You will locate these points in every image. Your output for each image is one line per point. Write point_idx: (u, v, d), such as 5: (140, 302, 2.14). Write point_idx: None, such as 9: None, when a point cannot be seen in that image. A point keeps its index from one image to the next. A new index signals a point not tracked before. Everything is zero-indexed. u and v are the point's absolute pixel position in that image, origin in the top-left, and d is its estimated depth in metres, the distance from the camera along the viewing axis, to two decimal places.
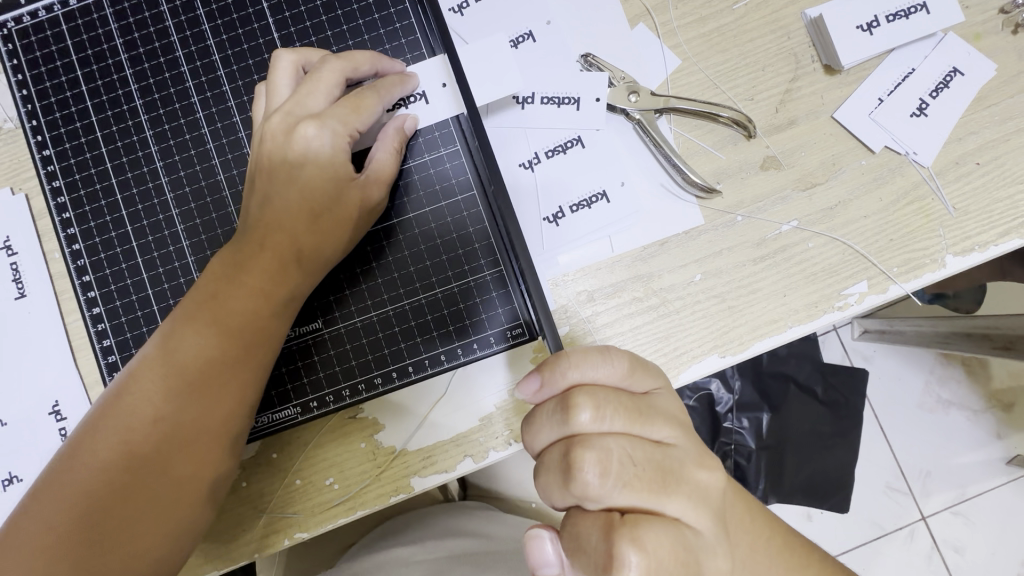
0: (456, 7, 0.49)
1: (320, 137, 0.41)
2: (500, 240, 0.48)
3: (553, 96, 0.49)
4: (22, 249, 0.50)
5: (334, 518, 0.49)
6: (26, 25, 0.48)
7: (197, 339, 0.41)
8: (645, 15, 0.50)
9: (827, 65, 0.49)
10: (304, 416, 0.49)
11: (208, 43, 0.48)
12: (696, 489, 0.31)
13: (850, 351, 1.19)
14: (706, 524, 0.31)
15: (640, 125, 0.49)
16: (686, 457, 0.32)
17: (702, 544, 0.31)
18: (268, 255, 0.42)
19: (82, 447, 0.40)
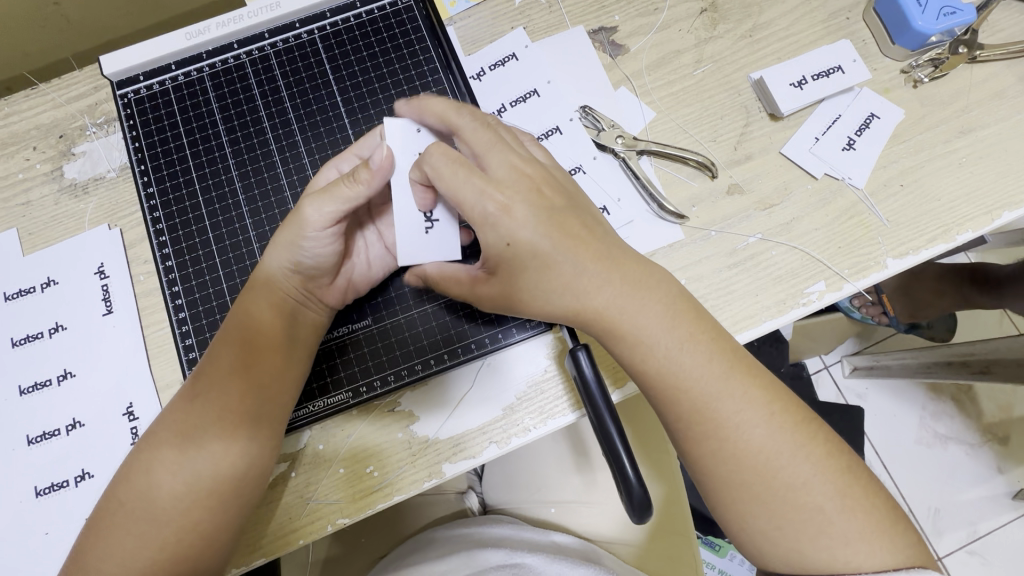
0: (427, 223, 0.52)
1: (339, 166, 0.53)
2: None
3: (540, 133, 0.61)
4: (112, 272, 0.59)
5: (374, 503, 0.54)
6: (142, 95, 0.58)
7: (218, 427, 0.47)
8: (625, 81, 0.63)
9: (771, 113, 0.62)
10: (354, 400, 0.55)
11: (281, 97, 0.57)
12: (511, 180, 0.46)
13: (842, 390, 1.29)
14: (510, 202, 0.46)
15: (625, 161, 0.60)
16: (532, 172, 0.48)
17: (506, 228, 0.46)
18: (275, 331, 0.49)
19: (134, 544, 0.45)
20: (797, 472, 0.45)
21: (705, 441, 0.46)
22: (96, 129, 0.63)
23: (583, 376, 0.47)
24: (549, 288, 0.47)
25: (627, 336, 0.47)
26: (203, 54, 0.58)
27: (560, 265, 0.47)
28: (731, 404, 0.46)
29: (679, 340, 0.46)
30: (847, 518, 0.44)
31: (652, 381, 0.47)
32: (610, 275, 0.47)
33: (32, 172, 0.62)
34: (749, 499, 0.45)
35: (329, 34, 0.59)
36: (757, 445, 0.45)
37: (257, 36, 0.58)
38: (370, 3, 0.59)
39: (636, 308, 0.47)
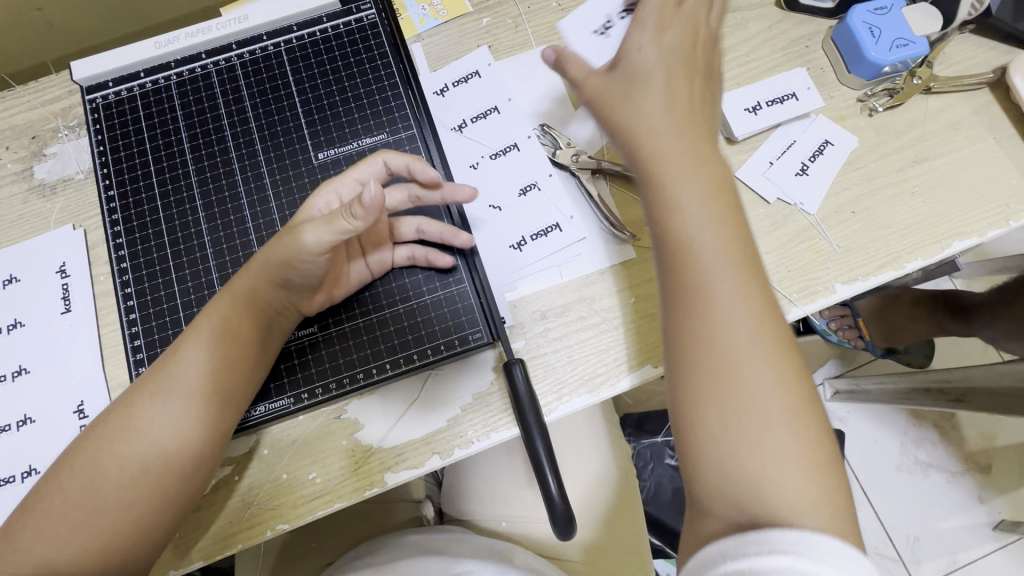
0: (602, 27, 0.61)
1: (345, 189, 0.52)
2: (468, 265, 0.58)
3: (497, 149, 0.62)
4: (72, 272, 0.60)
5: (314, 509, 0.54)
6: (110, 100, 0.59)
7: (175, 421, 0.47)
8: None
9: (726, 137, 0.63)
10: (296, 406, 0.56)
11: (244, 107, 0.59)
12: (674, 37, 0.46)
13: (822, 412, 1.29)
14: (658, 46, 0.46)
15: (580, 180, 0.61)
16: (676, 45, 0.46)
17: (642, 57, 0.45)
18: (240, 328, 0.49)
19: (69, 530, 0.45)
20: (775, 383, 0.37)
21: (712, 311, 0.39)
22: (67, 132, 0.65)
23: (516, 388, 0.48)
24: (633, 110, 0.44)
25: (668, 187, 0.41)
26: (172, 63, 0.60)
27: (655, 99, 0.44)
28: (728, 295, 0.39)
29: (709, 210, 0.40)
30: (801, 461, 0.36)
31: (667, 237, 0.41)
32: (683, 140, 0.42)
33: (2, 171, 0.64)
34: (710, 387, 0.38)
35: (295, 48, 0.60)
36: (757, 342, 0.38)
37: (224, 47, 0.60)
38: (336, 18, 0.61)
39: (687, 168, 0.41)
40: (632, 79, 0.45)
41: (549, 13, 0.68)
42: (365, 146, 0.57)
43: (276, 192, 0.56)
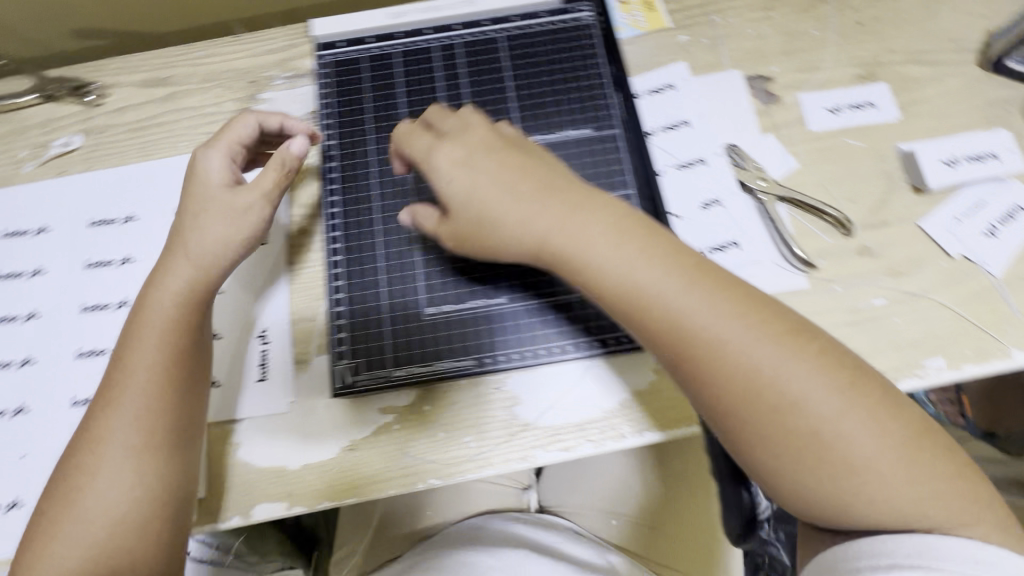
0: (861, 104, 0.66)
1: (208, 159, 0.57)
2: None
3: (684, 162, 0.64)
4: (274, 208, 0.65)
5: (465, 471, 0.56)
6: (338, 59, 0.63)
7: (124, 475, 0.49)
8: (773, 129, 0.66)
9: (915, 185, 0.63)
10: (478, 368, 0.58)
11: (459, 83, 0.62)
12: (449, 155, 0.51)
13: None
14: (481, 169, 0.50)
15: (763, 205, 0.62)
16: (465, 155, 0.51)
17: (494, 198, 0.49)
18: (163, 362, 0.51)
19: (65, 549, 0.48)
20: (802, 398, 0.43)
21: (692, 359, 0.44)
22: (283, 81, 0.70)
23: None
24: (579, 246, 0.47)
25: (678, 324, 0.44)
26: (398, 34, 0.64)
27: (573, 227, 0.47)
28: (795, 383, 0.43)
29: (692, 297, 0.45)
30: (869, 430, 0.42)
31: (693, 364, 0.44)
32: (556, 190, 0.48)
33: (221, 108, 0.70)
34: (745, 425, 0.44)
35: (512, 36, 0.64)
36: (725, 342, 0.44)
37: (448, 27, 0.64)
38: (555, 15, 0.64)
39: (648, 271, 0.45)
40: (489, 216, 0.49)
41: (745, 40, 0.70)
42: (571, 138, 0.60)
43: None
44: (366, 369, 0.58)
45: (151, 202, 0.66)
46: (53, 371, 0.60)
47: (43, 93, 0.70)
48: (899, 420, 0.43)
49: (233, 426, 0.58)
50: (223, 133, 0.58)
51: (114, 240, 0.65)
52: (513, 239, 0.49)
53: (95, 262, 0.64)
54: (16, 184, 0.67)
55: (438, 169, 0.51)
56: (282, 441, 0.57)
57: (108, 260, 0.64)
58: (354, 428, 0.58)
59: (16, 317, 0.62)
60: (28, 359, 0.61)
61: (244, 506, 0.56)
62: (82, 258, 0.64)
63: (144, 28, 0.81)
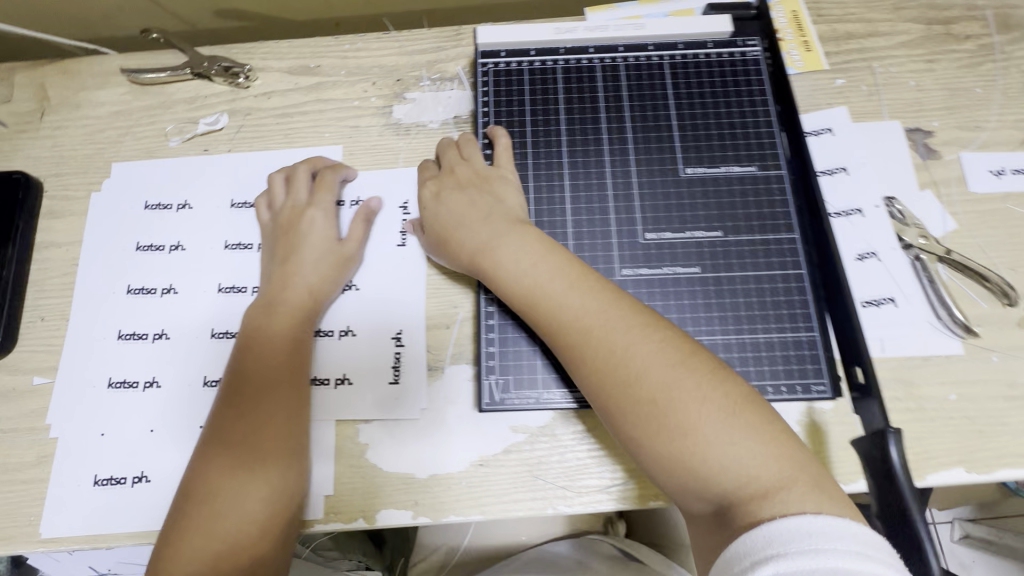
0: None
1: (317, 217, 0.61)
2: (819, 310, 0.54)
3: (841, 209, 0.62)
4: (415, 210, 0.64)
5: (597, 502, 0.55)
6: (500, 68, 0.63)
7: (252, 473, 0.50)
8: (931, 185, 0.64)
9: None
10: None
11: (621, 106, 0.61)
12: (433, 189, 0.58)
13: (946, 553, 1.19)
14: (459, 202, 0.56)
15: (921, 262, 0.60)
16: (458, 185, 0.57)
17: (462, 222, 0.55)
18: (271, 381, 0.54)
19: (207, 539, 0.48)
20: (604, 360, 0.47)
21: (573, 349, 0.48)
22: (429, 83, 0.70)
23: (889, 459, 0.45)
24: (517, 267, 0.51)
25: (597, 344, 0.47)
26: (561, 49, 0.64)
27: (509, 251, 0.52)
28: (677, 392, 0.43)
29: (625, 328, 0.47)
30: (719, 415, 0.42)
31: (604, 384, 0.46)
32: (500, 219, 0.54)
33: (365, 102, 0.70)
34: (620, 418, 0.45)
35: (677, 64, 0.63)
36: (592, 332, 0.47)
37: (612, 47, 0.63)
38: (722, 47, 0.63)
39: (577, 297, 0.48)
40: (477, 240, 0.54)
41: (905, 91, 0.68)
42: (734, 174, 0.59)
43: (642, 193, 0.58)
44: (516, 388, 0.58)
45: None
46: (188, 348, 0.60)
47: (194, 69, 0.70)
48: (768, 430, 0.43)
49: (362, 425, 0.57)
50: (323, 194, 0.63)
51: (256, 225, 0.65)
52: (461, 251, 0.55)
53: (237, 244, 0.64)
54: (160, 158, 0.68)
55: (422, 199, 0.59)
56: (412, 448, 0.57)
57: (249, 244, 0.64)
58: (485, 443, 0.57)
59: (155, 291, 0.63)
60: (162, 334, 0.61)
61: (370, 509, 0.55)
62: (223, 239, 0.64)
63: (285, 13, 0.81)
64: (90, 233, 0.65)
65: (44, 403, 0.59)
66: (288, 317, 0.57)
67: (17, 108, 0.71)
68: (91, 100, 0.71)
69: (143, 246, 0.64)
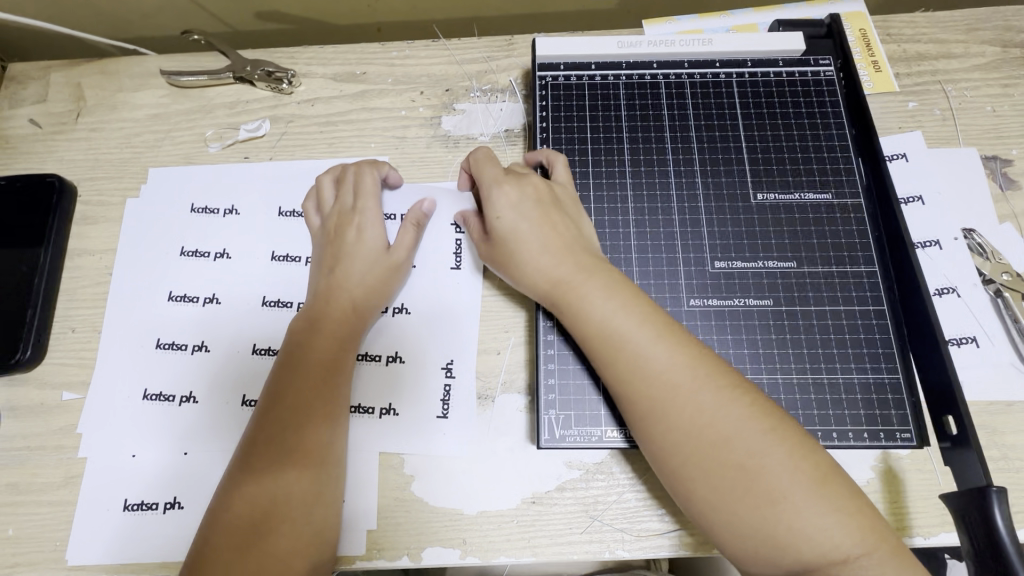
0: None
1: (364, 225, 0.58)
2: (902, 350, 0.51)
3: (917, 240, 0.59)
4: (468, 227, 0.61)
5: (657, 548, 0.51)
6: (558, 82, 0.60)
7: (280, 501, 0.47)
8: (1012, 217, 0.60)
9: None
10: None
11: (687, 125, 0.58)
12: (508, 198, 0.53)
13: None
14: (535, 221, 0.52)
15: (1005, 301, 0.57)
16: (533, 200, 0.53)
17: (539, 243, 0.51)
18: (309, 407, 0.50)
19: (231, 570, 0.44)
20: (670, 412, 0.43)
21: (639, 398, 0.45)
22: (480, 94, 0.67)
23: (993, 525, 0.41)
24: (598, 308, 0.48)
25: (679, 397, 0.44)
26: (623, 64, 0.61)
27: (589, 289, 0.48)
28: (759, 448, 0.41)
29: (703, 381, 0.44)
30: (808, 482, 0.40)
31: (687, 440, 0.43)
32: (576, 249, 0.51)
33: (413, 112, 0.67)
34: (701, 479, 0.42)
35: (746, 83, 0.60)
36: (673, 388, 0.44)
37: (677, 63, 0.60)
38: (793, 66, 0.60)
39: (659, 348, 0.45)
40: (553, 263, 0.50)
41: (982, 117, 0.64)
42: (807, 201, 0.55)
43: (711, 219, 0.55)
44: (578, 424, 0.53)
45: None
46: (229, 362, 0.58)
47: (236, 74, 0.68)
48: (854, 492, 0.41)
49: (407, 456, 0.54)
50: (365, 198, 0.59)
51: (302, 236, 0.62)
52: (532, 283, 0.51)
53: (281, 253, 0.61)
54: (199, 164, 0.65)
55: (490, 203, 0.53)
56: (460, 482, 0.54)
57: (296, 256, 0.61)
58: (538, 480, 0.53)
59: (196, 299, 0.60)
60: (202, 347, 0.58)
61: (415, 547, 0.52)
62: (267, 248, 0.61)
63: (329, 17, 0.79)
64: (126, 235, 0.62)
65: (74, 420, 0.56)
66: (325, 330, 0.53)
67: (52, 108, 0.68)
68: (129, 102, 0.68)
69: (185, 252, 0.62)
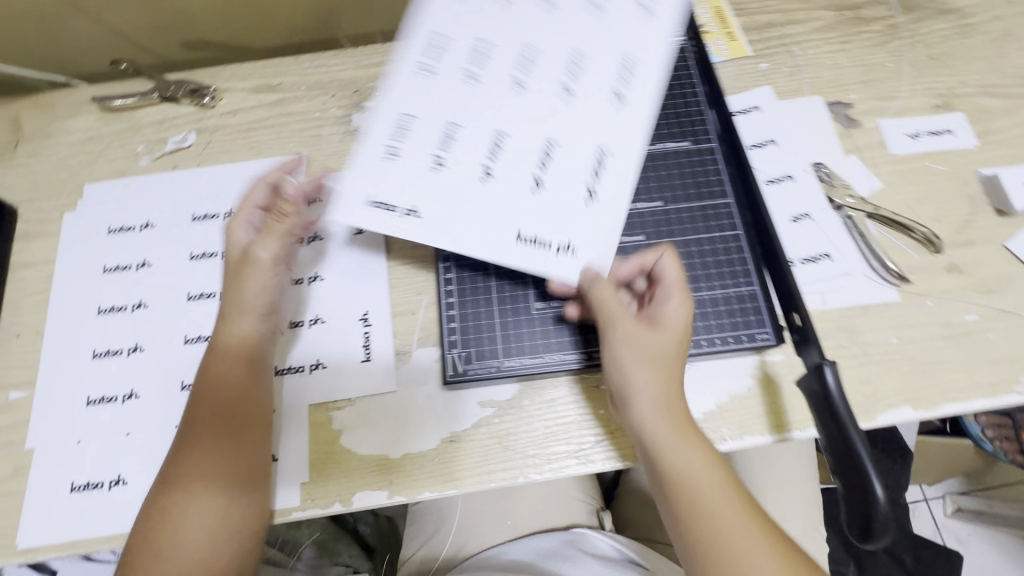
0: (941, 130, 0.70)
1: (241, 232, 0.60)
2: (755, 264, 0.58)
3: (774, 177, 0.67)
4: (557, 238, 0.56)
5: (564, 467, 0.57)
6: None
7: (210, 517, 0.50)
8: (855, 151, 0.69)
9: (998, 207, 0.65)
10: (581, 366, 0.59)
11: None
12: (666, 313, 0.53)
13: (940, 527, 1.39)
14: (658, 335, 0.52)
15: (852, 220, 0.65)
16: (672, 320, 0.53)
17: (642, 375, 0.51)
18: (228, 424, 0.53)
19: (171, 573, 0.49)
20: (686, 499, 0.48)
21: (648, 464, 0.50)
22: None
23: (826, 390, 0.48)
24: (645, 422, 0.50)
25: (680, 474, 0.48)
26: None
27: (647, 410, 0.50)
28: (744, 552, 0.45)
29: (703, 473, 0.48)
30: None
31: (690, 524, 0.47)
32: (671, 369, 0.51)
33: (326, 113, 0.74)
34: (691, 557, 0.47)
35: None
36: (682, 481, 0.48)
37: None
38: None
39: (681, 448, 0.49)
40: (652, 384, 0.50)
41: (823, 69, 0.74)
42: (668, 150, 0.64)
43: None
44: (478, 358, 0.59)
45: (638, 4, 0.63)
46: (170, 343, 0.63)
47: (162, 94, 0.74)
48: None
49: (336, 413, 0.59)
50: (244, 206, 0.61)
51: (214, 234, 0.67)
52: (649, 417, 0.50)
53: (522, 87, 0.60)
54: (131, 176, 0.71)
55: (666, 312, 0.53)
56: (384, 430, 0.59)
57: (212, 253, 0.66)
58: (454, 418, 0.59)
59: (124, 308, 0.64)
60: (137, 348, 0.62)
61: (346, 493, 0.56)
62: (187, 249, 0.67)
63: (253, 42, 0.87)
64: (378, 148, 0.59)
65: (18, 417, 0.60)
66: (224, 354, 0.55)
67: None
68: (64, 129, 0.74)
69: (107, 269, 0.66)
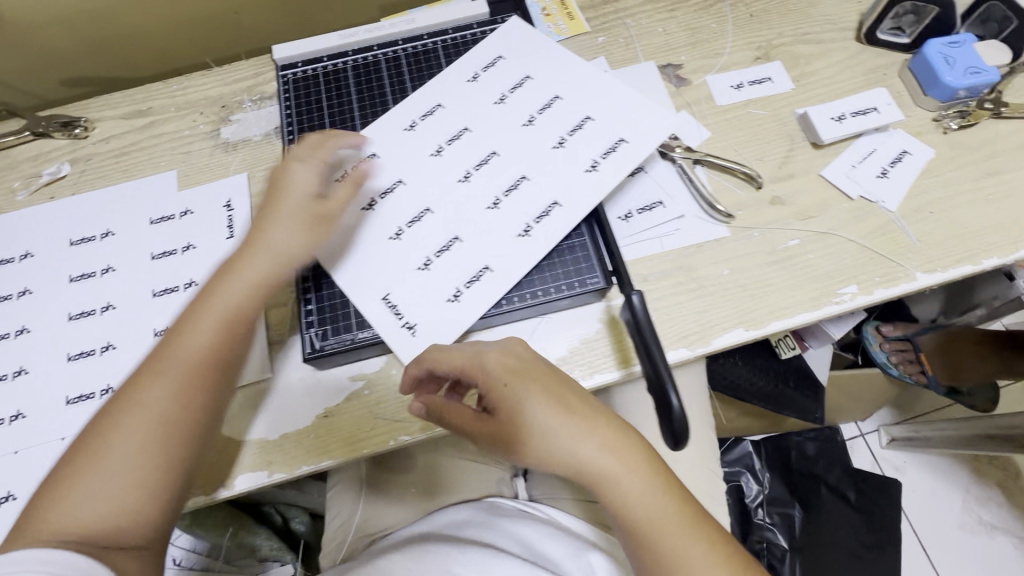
0: (761, 78, 0.76)
1: (305, 172, 0.59)
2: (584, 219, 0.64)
3: None
4: (408, 314, 0.60)
5: (432, 426, 0.61)
6: (297, 76, 0.72)
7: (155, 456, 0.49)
8: (686, 106, 0.75)
9: (813, 141, 0.71)
10: None
11: (404, 88, 0.72)
12: (503, 373, 0.52)
13: (879, 459, 1.45)
14: (517, 393, 0.51)
15: (682, 167, 0.70)
16: (506, 379, 0.51)
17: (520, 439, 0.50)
18: (208, 373, 0.52)
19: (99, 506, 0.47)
20: (625, 520, 0.50)
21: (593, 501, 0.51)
22: (251, 103, 0.79)
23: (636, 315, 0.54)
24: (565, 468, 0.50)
25: (617, 499, 0.50)
26: (349, 50, 0.74)
27: (560, 464, 0.50)
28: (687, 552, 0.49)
29: (638, 486, 0.50)
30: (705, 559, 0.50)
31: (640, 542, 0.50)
32: (554, 409, 0.51)
33: (196, 130, 0.78)
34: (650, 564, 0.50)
35: (449, 45, 0.74)
36: (617, 508, 0.50)
37: (392, 41, 0.74)
38: (485, 25, 0.75)
39: (610, 482, 0.50)
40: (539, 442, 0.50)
41: (655, 36, 0.80)
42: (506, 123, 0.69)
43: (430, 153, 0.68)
44: (336, 333, 0.61)
45: (552, 137, 0.66)
46: (53, 362, 0.65)
47: (35, 130, 0.77)
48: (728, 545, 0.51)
49: None
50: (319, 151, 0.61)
51: (93, 256, 0.71)
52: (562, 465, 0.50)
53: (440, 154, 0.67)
54: (9, 212, 0.74)
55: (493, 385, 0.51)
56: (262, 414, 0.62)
57: (90, 273, 0.70)
58: (327, 395, 0.62)
59: (7, 335, 0.67)
60: (21, 370, 0.65)
61: (229, 477, 0.60)
62: (67, 273, 0.70)
63: (130, 73, 0.91)
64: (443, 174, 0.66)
65: None
66: (210, 299, 0.54)
67: None
68: None
69: None
